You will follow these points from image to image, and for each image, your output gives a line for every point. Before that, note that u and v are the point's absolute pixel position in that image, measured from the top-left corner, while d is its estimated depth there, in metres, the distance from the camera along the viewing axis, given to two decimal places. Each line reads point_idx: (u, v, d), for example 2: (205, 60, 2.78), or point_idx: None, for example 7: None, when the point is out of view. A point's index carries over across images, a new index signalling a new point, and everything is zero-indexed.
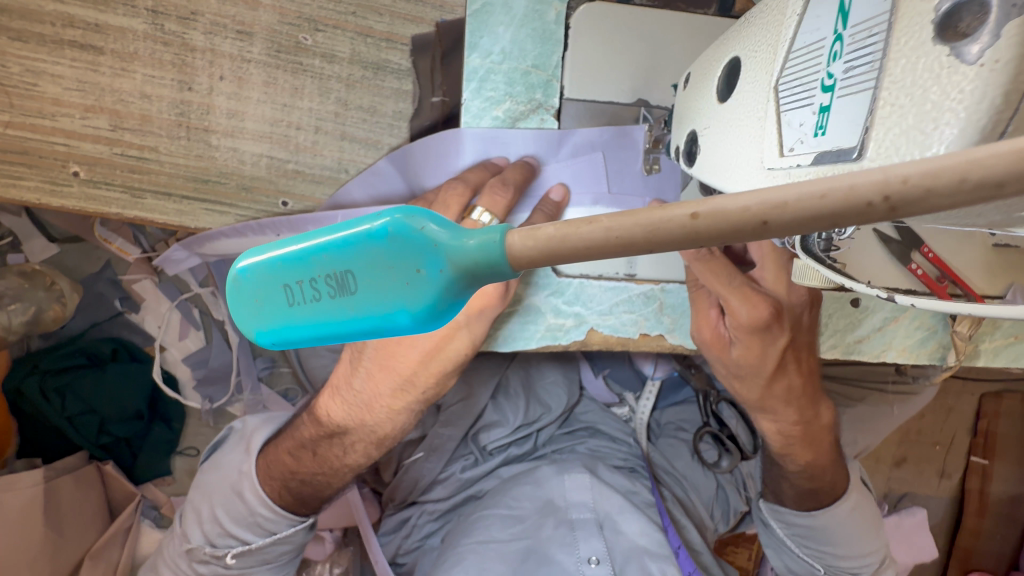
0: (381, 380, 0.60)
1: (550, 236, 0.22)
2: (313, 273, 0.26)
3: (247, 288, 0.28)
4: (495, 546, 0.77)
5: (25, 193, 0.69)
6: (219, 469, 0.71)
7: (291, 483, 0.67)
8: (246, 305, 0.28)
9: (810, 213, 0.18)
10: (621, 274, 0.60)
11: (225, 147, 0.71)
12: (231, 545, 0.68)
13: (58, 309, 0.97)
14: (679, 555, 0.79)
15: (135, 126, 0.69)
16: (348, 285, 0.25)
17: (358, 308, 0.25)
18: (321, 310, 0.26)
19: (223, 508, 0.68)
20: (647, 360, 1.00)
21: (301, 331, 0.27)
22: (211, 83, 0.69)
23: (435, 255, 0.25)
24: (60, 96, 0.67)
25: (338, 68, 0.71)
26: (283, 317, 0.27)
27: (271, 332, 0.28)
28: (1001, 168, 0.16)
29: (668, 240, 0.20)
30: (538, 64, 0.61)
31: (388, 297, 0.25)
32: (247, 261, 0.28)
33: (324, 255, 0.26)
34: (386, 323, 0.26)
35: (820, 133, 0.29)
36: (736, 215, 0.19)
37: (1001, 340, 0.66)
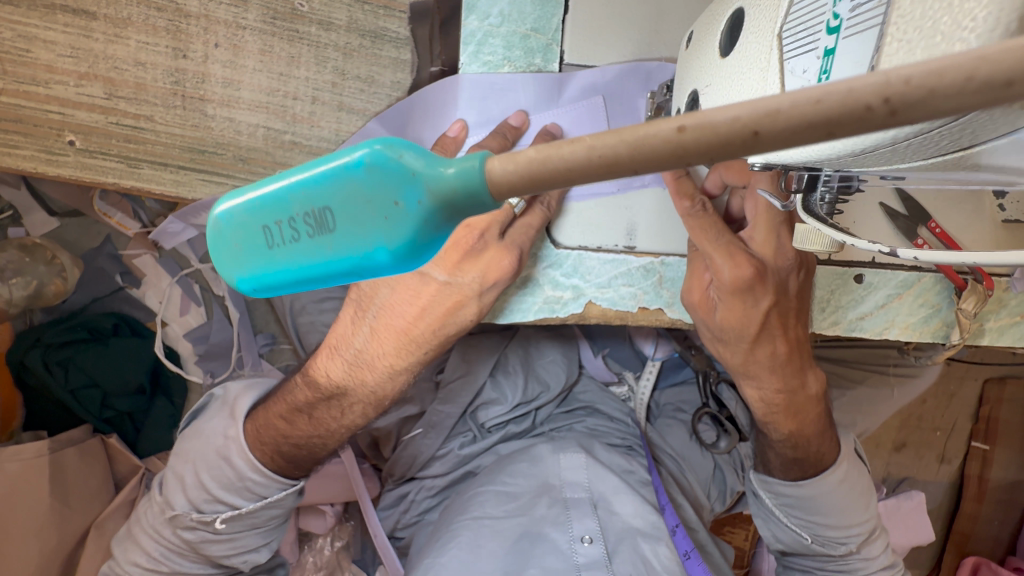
0: (384, 340, 0.60)
1: (531, 158, 0.21)
2: (292, 212, 0.25)
3: (227, 233, 0.28)
4: (489, 522, 0.78)
5: (21, 162, 0.69)
6: (202, 435, 0.70)
7: (284, 449, 0.67)
8: (226, 251, 0.28)
9: (804, 120, 0.17)
10: (620, 247, 0.59)
11: (221, 117, 0.70)
12: (219, 511, 0.68)
13: (58, 284, 0.97)
14: (675, 534, 0.81)
15: (130, 94, 0.68)
16: (326, 222, 0.25)
17: (338, 245, 0.25)
18: (300, 250, 0.25)
19: (209, 473, 0.67)
20: (648, 340, 0.99)
21: (281, 275, 0.26)
22: (205, 51, 0.68)
23: (413, 184, 0.24)
24: (54, 63, 0.66)
25: (335, 36, 0.70)
26: (263, 261, 0.27)
27: (252, 278, 0.28)
28: (1008, 65, 0.15)
29: (655, 157, 0.19)
30: (536, 28, 0.59)
31: (366, 231, 0.24)
32: (225, 205, 0.27)
33: (302, 192, 0.25)
34: (366, 263, 0.25)
35: (824, 78, 0.28)
36: (725, 128, 0.18)
37: (1007, 319, 0.65)
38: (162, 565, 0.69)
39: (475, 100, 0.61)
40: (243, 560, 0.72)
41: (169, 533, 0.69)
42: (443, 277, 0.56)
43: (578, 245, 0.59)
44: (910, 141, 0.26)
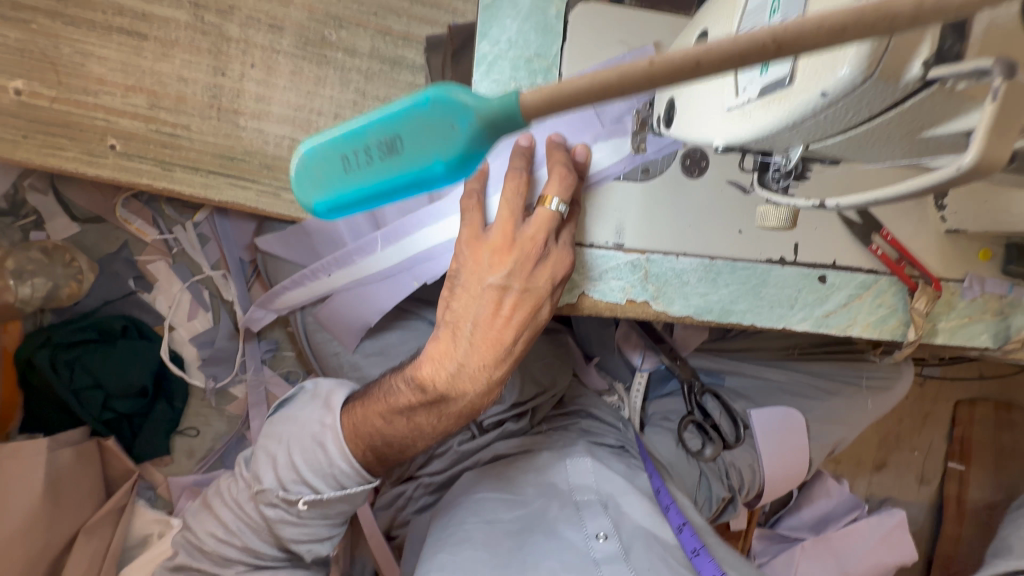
0: (485, 352, 0.63)
1: (552, 89, 0.29)
2: (368, 142, 0.35)
3: (312, 164, 0.38)
4: (500, 525, 0.80)
5: (63, 162, 0.75)
6: (296, 420, 0.76)
7: (377, 445, 0.71)
8: (310, 178, 0.38)
9: (727, 51, 0.26)
10: (610, 244, 0.66)
11: (251, 128, 0.78)
12: (303, 492, 0.72)
13: (73, 286, 1.02)
14: (683, 533, 0.83)
15: (170, 105, 0.76)
16: (395, 147, 0.34)
17: (402, 165, 0.35)
18: (373, 171, 0.35)
19: (302, 455, 0.72)
20: (636, 351, 1.07)
21: (354, 192, 0.37)
22: (242, 70, 0.76)
23: (465, 113, 0.32)
24: (104, 76, 0.74)
25: (358, 61, 0.79)
26: (341, 183, 0.37)
27: (330, 199, 0.38)
28: (840, 16, 0.24)
29: (632, 80, 0.27)
30: (540, 53, 0.67)
31: (426, 152, 0.34)
32: (312, 142, 0.37)
33: (376, 125, 0.34)
34: (425, 175, 0.35)
35: (764, 71, 0.35)
36: (677, 61, 0.26)
37: (957, 321, 0.72)
38: (236, 538, 0.77)
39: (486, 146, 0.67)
40: (307, 549, 0.76)
41: (250, 507, 0.76)
42: (523, 286, 0.61)
43: (597, 244, 0.66)
44: (828, 112, 0.32)
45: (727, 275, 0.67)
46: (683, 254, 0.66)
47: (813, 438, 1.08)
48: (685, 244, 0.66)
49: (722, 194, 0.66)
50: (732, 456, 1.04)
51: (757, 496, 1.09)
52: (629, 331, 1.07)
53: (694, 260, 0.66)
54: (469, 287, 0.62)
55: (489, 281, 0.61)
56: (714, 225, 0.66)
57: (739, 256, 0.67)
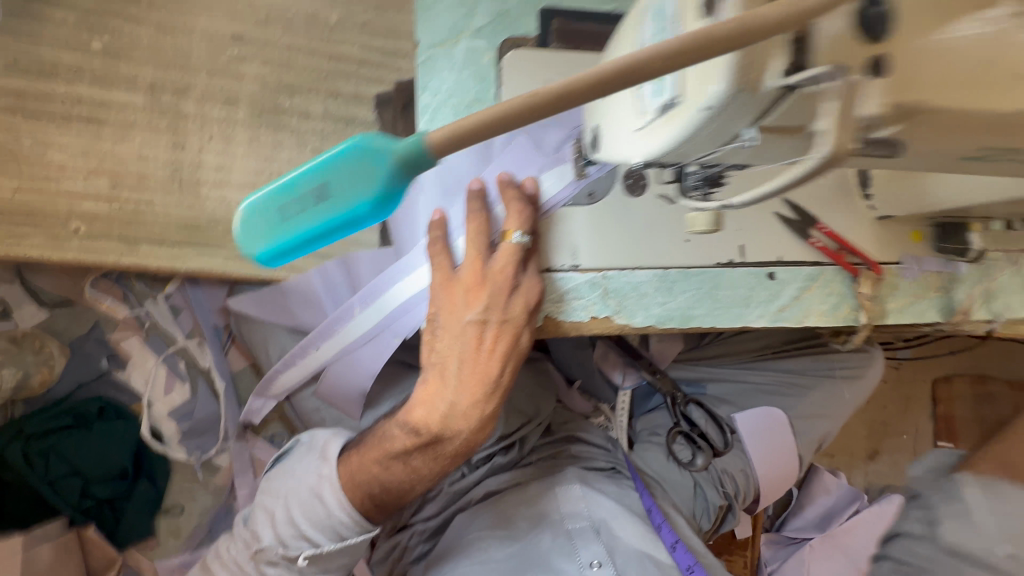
0: (473, 388, 0.65)
1: (456, 124, 0.33)
2: (300, 192, 0.38)
3: (252, 218, 0.39)
4: (495, 564, 0.80)
5: (27, 249, 0.76)
6: (292, 474, 0.75)
7: (375, 492, 0.71)
8: (251, 233, 0.40)
9: (590, 83, 0.30)
10: (566, 266, 0.68)
11: (214, 197, 0.80)
12: (302, 547, 0.71)
13: (44, 373, 1.00)
14: (676, 551, 0.83)
15: (132, 183, 0.78)
16: (324, 194, 0.37)
17: (333, 210, 0.37)
18: (306, 218, 0.38)
19: (301, 509, 0.71)
20: (616, 370, 1.09)
21: (292, 240, 0.39)
22: (201, 144, 0.80)
23: (382, 156, 0.36)
24: (65, 163, 0.76)
25: (313, 124, 0.83)
26: (278, 233, 0.39)
27: (272, 249, 0.40)
28: (666, 50, 0.29)
29: (519, 113, 0.32)
30: (479, 98, 0.72)
31: (352, 197, 0.37)
32: (250, 198, 0.39)
33: (306, 177, 0.37)
34: (354, 216, 0.37)
35: (657, 91, 0.39)
36: (546, 96, 0.31)
37: (903, 300, 0.77)
38: None
39: (438, 194, 0.70)
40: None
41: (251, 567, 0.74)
42: (500, 318, 0.64)
43: (560, 267, 0.68)
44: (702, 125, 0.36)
45: (681, 283, 0.70)
46: (637, 268, 0.69)
47: (800, 433, 1.09)
48: (637, 258, 0.69)
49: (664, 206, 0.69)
50: (723, 462, 1.05)
51: (756, 499, 1.10)
52: (607, 351, 1.09)
53: (649, 273, 0.69)
54: (449, 327, 0.65)
55: (468, 318, 0.64)
56: (661, 237, 0.69)
57: (690, 262, 0.70)
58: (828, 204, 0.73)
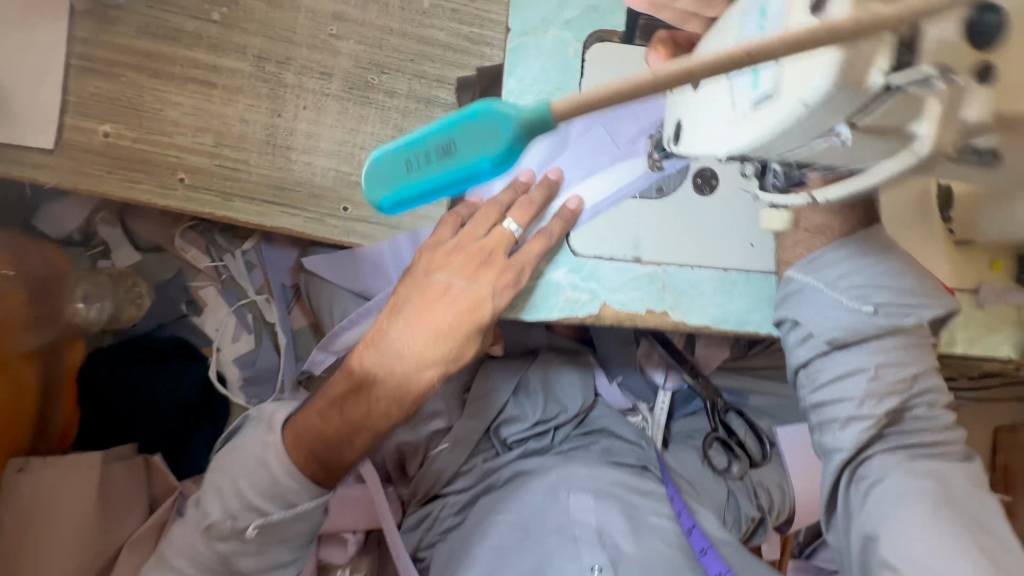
0: (417, 331, 0.70)
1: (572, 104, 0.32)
2: (426, 146, 0.34)
3: (377, 166, 0.35)
4: (507, 550, 0.94)
5: (140, 194, 0.83)
6: (241, 448, 0.72)
7: (316, 449, 0.71)
8: (376, 178, 0.35)
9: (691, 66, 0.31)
10: (628, 257, 0.70)
11: (302, 162, 0.86)
12: (253, 519, 0.69)
13: (132, 310, 1.12)
14: (692, 534, 0.95)
15: (233, 143, 0.85)
16: (451, 150, 0.34)
17: (457, 166, 0.34)
18: (430, 172, 0.34)
19: (246, 480, 0.69)
20: (659, 370, 1.10)
21: (416, 189, 0.35)
22: (296, 112, 0.86)
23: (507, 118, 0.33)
24: (178, 119, 0.84)
25: (397, 101, 0.88)
26: (401, 182, 0.35)
27: (394, 197, 0.35)
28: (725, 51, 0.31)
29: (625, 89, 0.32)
30: (560, 87, 0.69)
31: (476, 152, 0.34)
32: (379, 148, 0.35)
33: (435, 132, 0.33)
34: (474, 174, 0.34)
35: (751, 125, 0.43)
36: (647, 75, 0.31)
37: (975, 330, 0.75)
38: None
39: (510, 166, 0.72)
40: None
41: (202, 545, 0.69)
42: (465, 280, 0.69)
43: (593, 254, 0.69)
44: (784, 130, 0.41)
45: (741, 286, 0.71)
46: (698, 266, 0.71)
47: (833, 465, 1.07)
48: (701, 257, 0.71)
49: (735, 208, 0.71)
50: (760, 476, 1.06)
51: (787, 520, 1.10)
52: (650, 350, 1.10)
53: (709, 272, 0.71)
54: (419, 282, 0.72)
55: (438, 277, 0.71)
56: (727, 240, 0.71)
57: (752, 268, 0.71)
58: (911, 220, 0.73)
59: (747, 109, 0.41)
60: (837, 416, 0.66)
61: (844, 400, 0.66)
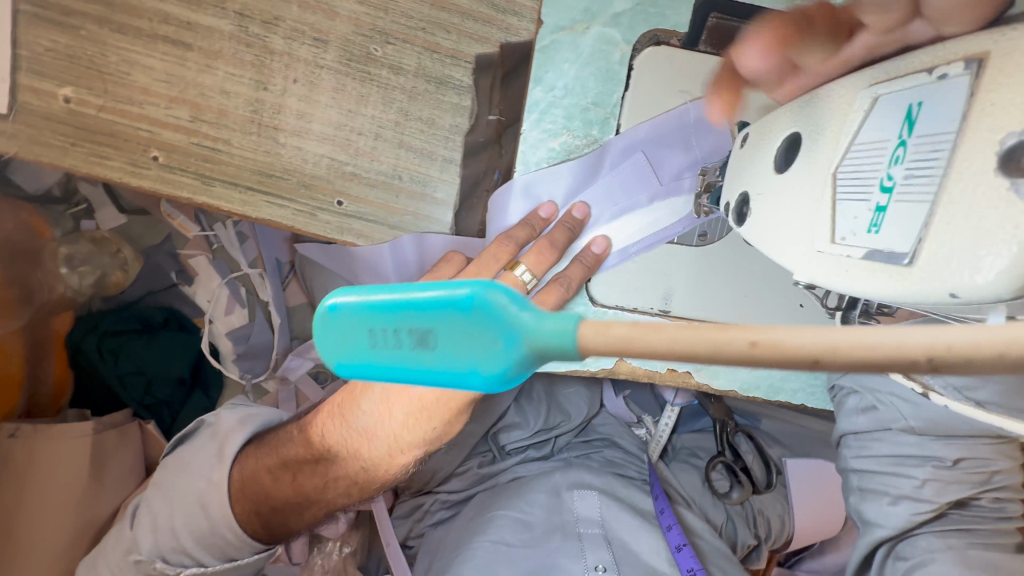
0: (392, 408, 0.66)
1: (619, 336, 0.21)
2: (397, 324, 0.25)
3: (334, 324, 0.26)
4: (507, 547, 0.85)
5: (109, 171, 0.73)
6: (184, 472, 0.77)
7: (262, 509, 0.75)
8: (331, 340, 0.26)
9: (866, 353, 0.19)
10: (656, 310, 0.61)
11: (291, 146, 0.75)
12: (183, 564, 0.74)
13: (119, 275, 1.05)
14: (681, 553, 0.85)
15: (212, 118, 0.73)
16: (428, 341, 0.24)
17: (436, 366, 0.24)
18: (399, 358, 0.24)
19: (182, 522, 0.74)
20: (669, 386, 1.04)
21: (376, 373, 0.25)
22: (284, 85, 0.74)
23: (512, 330, 0.24)
24: (148, 85, 0.72)
25: (403, 79, 0.75)
26: (360, 356, 0.25)
27: (357, 368, 0.26)
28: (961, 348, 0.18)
29: (719, 355, 0.20)
30: (597, 101, 0.59)
31: (462, 359, 0.24)
32: (338, 298, 0.26)
33: (409, 310, 0.24)
34: (458, 382, 0.25)
35: (873, 230, 0.34)
36: (791, 352, 0.19)
37: None
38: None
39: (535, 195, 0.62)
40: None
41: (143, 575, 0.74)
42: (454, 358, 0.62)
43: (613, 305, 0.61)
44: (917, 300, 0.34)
45: None
46: (734, 328, 0.62)
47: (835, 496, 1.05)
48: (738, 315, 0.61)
49: None
50: (761, 502, 1.03)
51: (786, 544, 1.07)
52: None
53: None
54: None
55: None
56: (769, 296, 0.61)
57: (797, 332, 0.62)
58: None
59: (858, 254, 0.35)
60: (889, 489, 0.66)
61: (904, 477, 0.66)
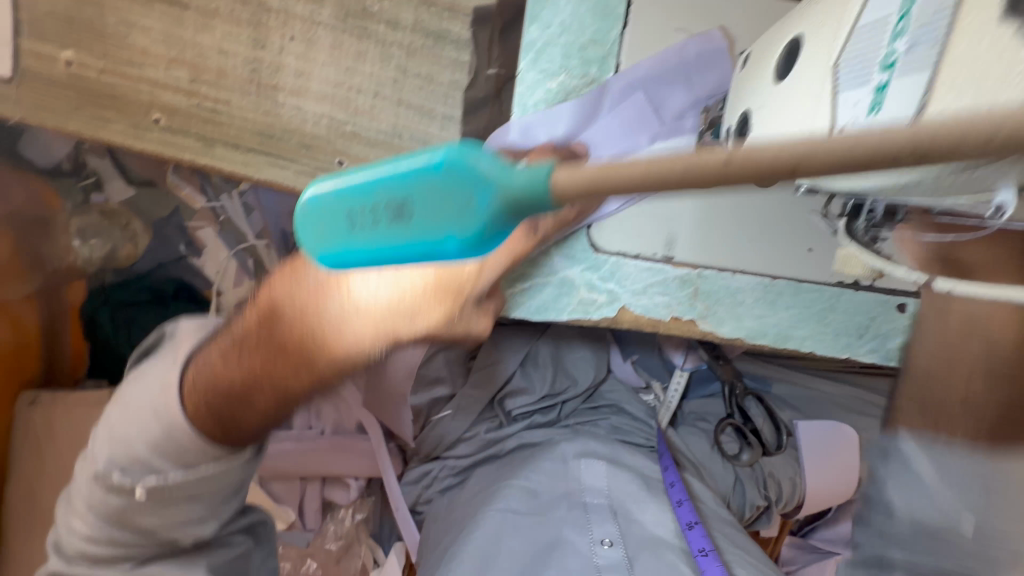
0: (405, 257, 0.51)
1: (592, 175, 0.25)
2: (375, 201, 0.30)
3: (316, 214, 0.33)
4: (513, 514, 0.84)
5: (112, 135, 0.74)
6: (143, 380, 0.58)
7: (213, 400, 0.54)
8: (313, 231, 0.33)
9: (837, 149, 0.20)
10: (659, 256, 0.63)
11: (290, 106, 0.75)
12: (142, 477, 0.55)
13: (130, 248, 1.06)
14: (692, 531, 0.82)
15: (211, 79, 0.73)
16: (404, 213, 0.30)
17: (413, 234, 0.29)
18: (379, 233, 0.30)
19: (136, 434, 0.55)
20: (677, 351, 1.02)
21: (361, 253, 0.31)
22: (282, 44, 0.73)
23: (484, 186, 0.28)
24: (147, 47, 0.72)
25: (400, 35, 0.75)
26: (343, 240, 0.32)
27: (334, 255, 0.33)
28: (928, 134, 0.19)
29: (684, 176, 0.23)
30: (596, 39, 0.60)
31: (438, 225, 0.29)
32: (316, 191, 0.32)
33: (384, 186, 0.30)
34: (437, 248, 0.30)
35: (875, 110, 0.35)
36: (749, 163, 0.22)
37: None
38: None
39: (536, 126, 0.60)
40: (185, 534, 0.60)
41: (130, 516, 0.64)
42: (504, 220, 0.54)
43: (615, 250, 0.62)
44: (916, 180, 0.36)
45: (788, 298, 0.64)
46: (741, 272, 0.64)
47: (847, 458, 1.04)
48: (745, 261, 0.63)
49: (791, 205, 0.62)
50: (772, 465, 1.01)
51: (797, 508, 1.06)
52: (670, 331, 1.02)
53: (753, 280, 0.63)
54: None
55: None
56: (784, 242, 0.63)
57: (805, 277, 0.64)
58: None
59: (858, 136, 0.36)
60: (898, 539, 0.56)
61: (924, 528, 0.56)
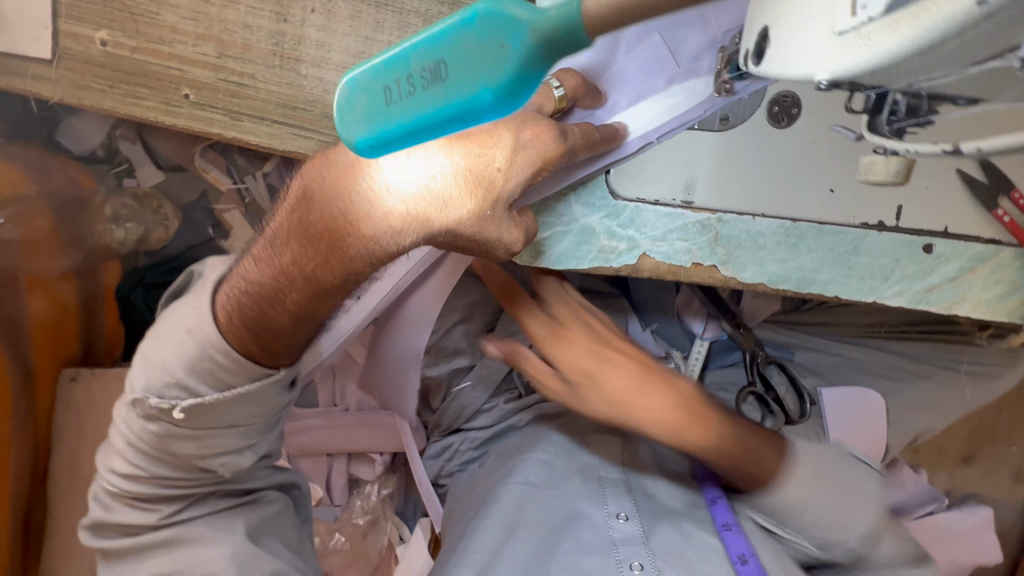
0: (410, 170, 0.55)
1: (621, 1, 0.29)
2: (411, 69, 0.35)
3: (354, 95, 0.38)
4: (531, 487, 0.85)
5: (145, 112, 0.78)
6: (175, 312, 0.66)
7: (246, 313, 0.62)
8: (352, 115, 0.38)
9: None
10: (678, 201, 0.67)
11: (313, 77, 0.77)
12: (180, 399, 0.62)
13: (161, 232, 1.08)
14: (714, 506, 0.81)
15: (237, 53, 0.76)
16: (439, 74, 0.34)
17: (448, 93, 0.34)
18: (417, 97, 0.35)
19: (176, 354, 0.63)
20: (697, 319, 1.01)
21: (399, 121, 0.37)
22: (303, 16, 0.75)
23: (516, 30, 0.32)
24: (176, 24, 0.75)
25: (417, 4, 0.76)
26: (383, 113, 0.37)
27: (371, 132, 0.38)
28: None
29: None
30: None
31: (474, 78, 0.33)
32: (356, 73, 0.37)
33: (420, 51, 0.34)
34: (472, 103, 0.34)
35: None
36: None
37: None
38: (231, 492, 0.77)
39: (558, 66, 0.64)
40: (221, 463, 0.67)
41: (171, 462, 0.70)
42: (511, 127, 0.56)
43: (636, 196, 0.67)
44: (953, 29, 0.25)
45: (810, 240, 0.66)
46: (761, 216, 0.66)
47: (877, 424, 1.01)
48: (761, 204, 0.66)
49: (812, 148, 0.64)
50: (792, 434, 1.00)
51: None
52: (690, 298, 1.02)
53: (773, 223, 0.66)
54: None
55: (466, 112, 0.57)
56: (802, 182, 0.65)
57: (826, 218, 0.66)
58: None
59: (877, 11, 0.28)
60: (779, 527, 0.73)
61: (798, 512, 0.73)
